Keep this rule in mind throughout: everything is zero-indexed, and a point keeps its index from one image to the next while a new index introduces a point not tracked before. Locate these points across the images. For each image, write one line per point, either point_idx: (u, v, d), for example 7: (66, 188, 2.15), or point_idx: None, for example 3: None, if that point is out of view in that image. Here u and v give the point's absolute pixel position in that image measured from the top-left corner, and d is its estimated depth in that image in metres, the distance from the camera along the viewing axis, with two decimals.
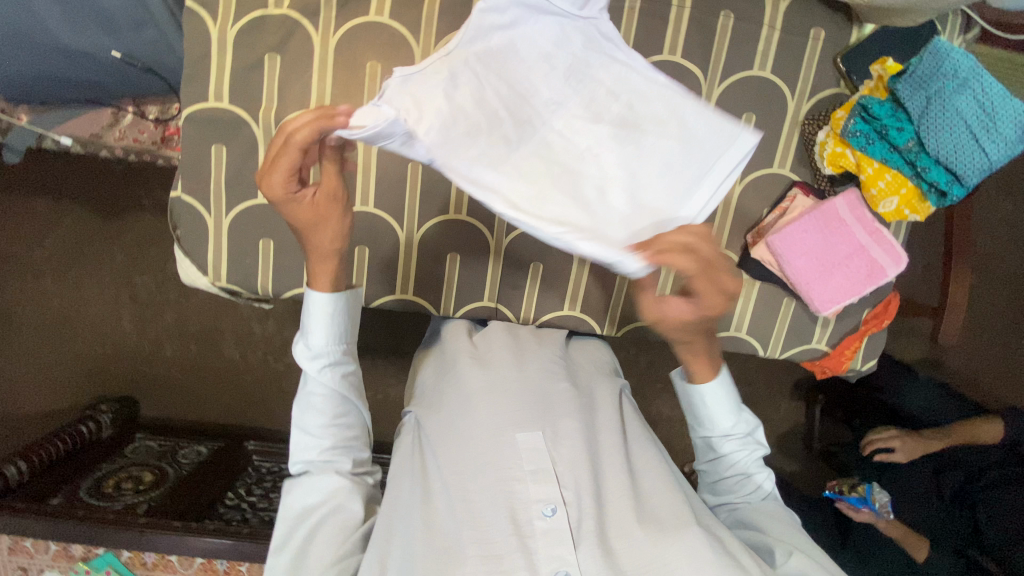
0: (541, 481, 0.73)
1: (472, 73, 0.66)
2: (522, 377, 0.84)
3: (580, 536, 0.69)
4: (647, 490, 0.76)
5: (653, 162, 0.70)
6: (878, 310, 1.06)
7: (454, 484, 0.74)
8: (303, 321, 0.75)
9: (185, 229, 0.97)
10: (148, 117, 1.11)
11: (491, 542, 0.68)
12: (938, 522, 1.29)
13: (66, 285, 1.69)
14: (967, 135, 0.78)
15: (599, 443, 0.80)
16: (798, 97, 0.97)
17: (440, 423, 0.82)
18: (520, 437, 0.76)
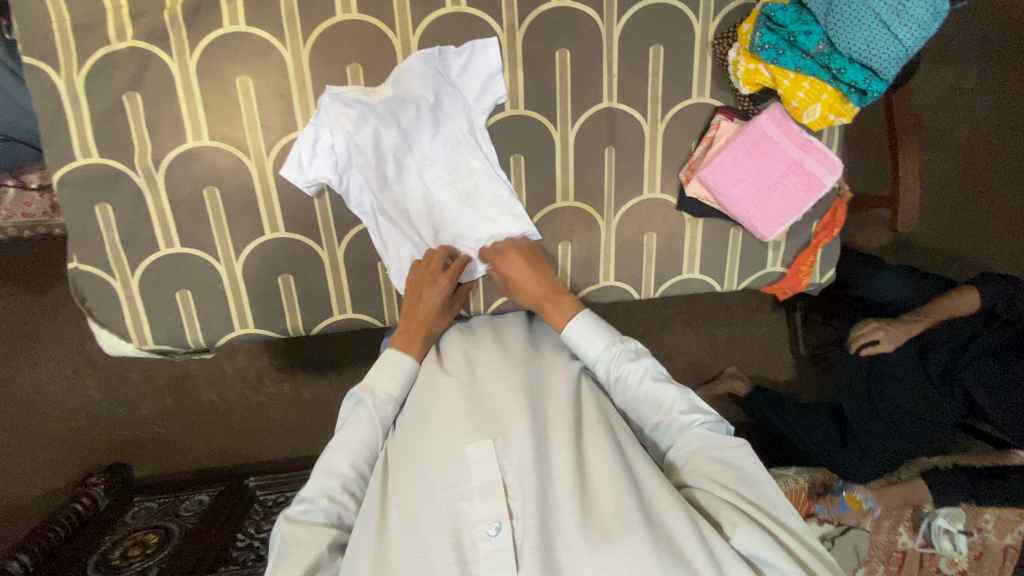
0: (486, 497, 0.68)
1: (369, 126, 0.88)
2: (474, 382, 0.79)
3: (523, 555, 0.63)
4: (597, 488, 0.69)
5: (476, 222, 0.95)
6: (826, 220, 1.04)
7: (408, 512, 0.71)
8: (381, 367, 0.84)
9: (94, 299, 0.91)
10: (31, 186, 1.01)
11: (433, 572, 0.64)
12: (930, 402, 1.30)
13: (15, 370, 1.62)
14: (876, 24, 0.73)
15: (550, 439, 0.73)
16: (703, 17, 0.91)
17: (401, 447, 0.79)
18: (468, 449, 0.71)
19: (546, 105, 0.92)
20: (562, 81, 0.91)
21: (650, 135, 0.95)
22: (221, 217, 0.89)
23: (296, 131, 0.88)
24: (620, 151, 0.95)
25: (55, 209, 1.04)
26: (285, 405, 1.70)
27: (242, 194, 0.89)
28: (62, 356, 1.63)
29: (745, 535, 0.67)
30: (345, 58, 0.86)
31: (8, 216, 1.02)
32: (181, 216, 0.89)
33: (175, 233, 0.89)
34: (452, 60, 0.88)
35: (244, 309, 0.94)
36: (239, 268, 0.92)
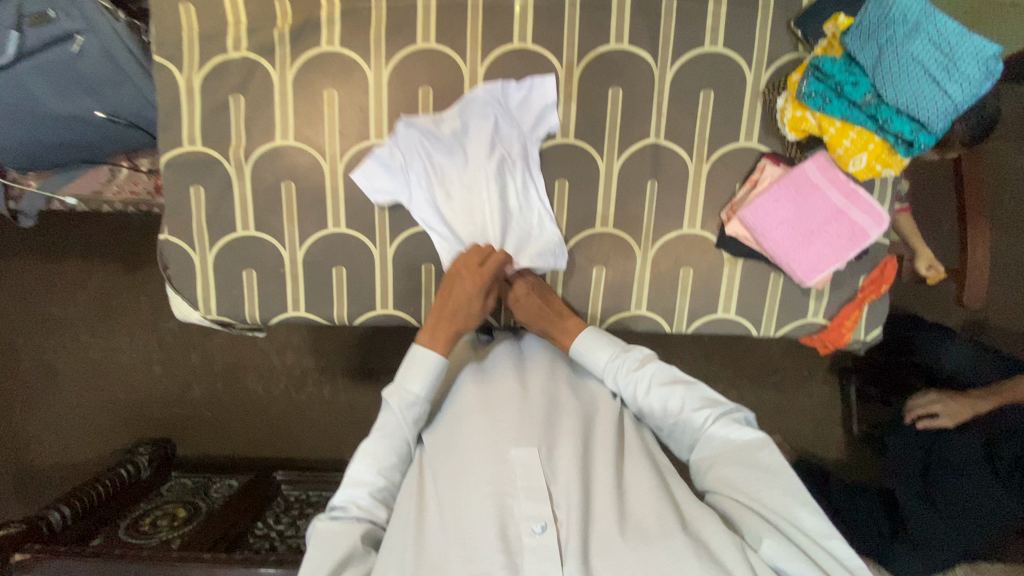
0: (533, 498, 0.72)
1: (435, 145, 0.97)
2: (524, 394, 0.84)
3: (567, 553, 0.67)
4: (633, 504, 0.73)
5: (518, 239, 0.99)
6: (874, 276, 1.01)
7: (450, 500, 0.74)
8: (409, 369, 0.86)
9: (175, 268, 1.03)
10: (142, 169, 1.20)
11: (477, 559, 0.67)
12: (988, 493, 1.18)
13: (95, 337, 1.79)
14: (925, 79, 0.74)
15: (592, 457, 0.78)
16: (756, 67, 0.95)
17: (442, 443, 0.83)
18: (514, 452, 0.76)
19: (596, 136, 0.98)
20: (613, 116, 0.97)
21: (694, 174, 0.99)
22: (292, 208, 1.00)
23: (368, 139, 0.98)
24: (663, 185, 0.99)
25: (157, 190, 1.20)
26: (322, 406, 1.79)
27: (313, 190, 1.00)
28: (136, 329, 1.79)
29: (770, 548, 0.69)
30: (419, 81, 0.96)
31: (119, 193, 1.18)
32: (259, 204, 1.00)
33: (252, 218, 1.01)
34: (513, 94, 0.96)
35: (298, 294, 1.03)
36: (301, 256, 1.02)
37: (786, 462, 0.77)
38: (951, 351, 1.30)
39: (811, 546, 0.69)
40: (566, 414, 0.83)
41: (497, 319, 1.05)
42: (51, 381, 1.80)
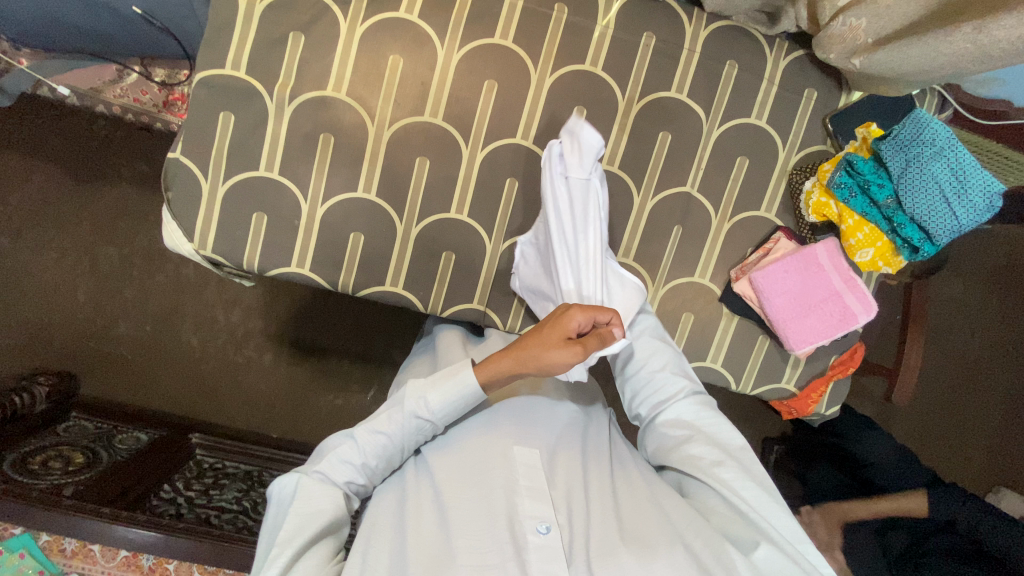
0: (536, 498, 0.70)
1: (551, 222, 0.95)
2: (523, 403, 0.85)
3: (573, 556, 0.65)
4: (629, 513, 0.71)
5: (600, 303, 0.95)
6: (844, 357, 1.11)
7: (448, 493, 0.72)
8: (438, 375, 0.76)
9: (178, 192, 0.95)
10: (154, 79, 1.10)
11: (485, 554, 0.65)
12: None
13: (19, 243, 1.57)
14: (940, 199, 0.84)
15: (589, 466, 0.78)
16: (789, 148, 1.04)
17: (441, 443, 0.81)
18: (518, 452, 0.75)
19: (638, 172, 1.02)
20: (657, 157, 1.02)
21: (716, 230, 1.05)
22: (324, 162, 0.96)
23: (421, 115, 0.96)
24: (686, 233, 1.05)
25: (165, 106, 1.15)
26: (261, 373, 1.65)
27: (350, 149, 0.96)
28: (72, 246, 1.59)
29: (760, 548, 0.67)
30: (486, 73, 0.96)
31: (121, 96, 1.14)
32: (290, 150, 0.95)
33: (278, 161, 0.95)
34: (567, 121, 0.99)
35: (306, 250, 0.99)
36: (320, 213, 0.97)
37: (757, 461, 0.78)
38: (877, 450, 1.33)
39: (790, 549, 0.68)
40: (564, 427, 0.84)
41: (502, 322, 1.05)
42: None
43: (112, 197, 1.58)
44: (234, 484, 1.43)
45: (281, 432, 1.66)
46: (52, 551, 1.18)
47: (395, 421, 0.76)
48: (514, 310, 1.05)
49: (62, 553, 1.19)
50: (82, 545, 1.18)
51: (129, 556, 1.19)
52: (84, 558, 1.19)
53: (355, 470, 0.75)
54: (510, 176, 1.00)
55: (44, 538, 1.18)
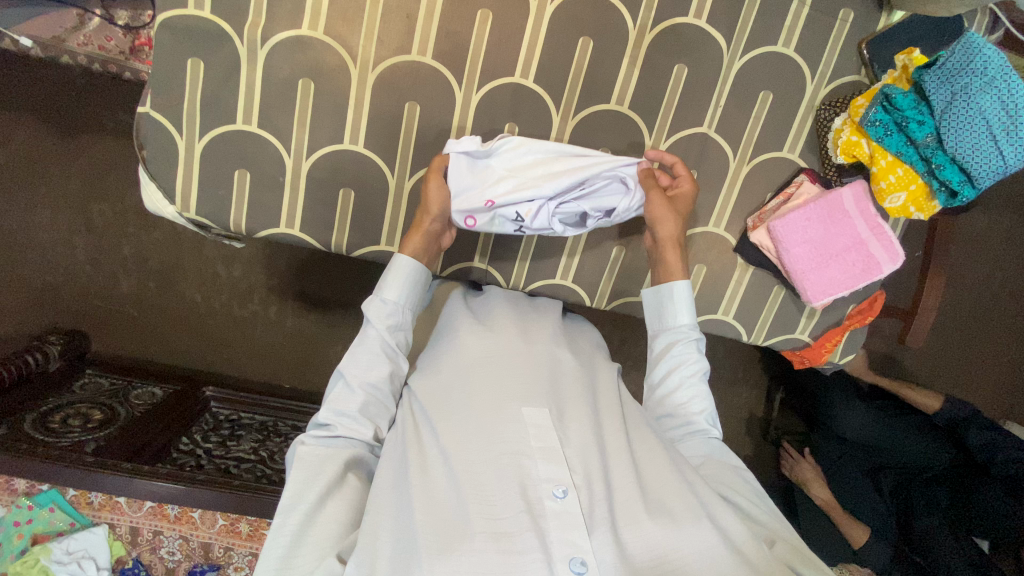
0: (550, 459, 0.64)
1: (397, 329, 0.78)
2: (526, 351, 0.75)
3: (595, 522, 0.60)
4: (650, 480, 0.66)
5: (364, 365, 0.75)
6: (863, 306, 1.06)
7: (455, 454, 0.65)
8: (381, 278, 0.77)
9: (153, 150, 0.89)
10: (117, 23, 1.01)
11: (499, 519, 0.60)
12: (873, 510, 1.28)
13: (6, 202, 1.51)
14: (987, 137, 0.75)
15: (602, 421, 0.71)
16: (818, 80, 0.93)
17: (437, 389, 0.73)
18: (526, 412, 0.67)
19: (649, 112, 0.93)
20: (672, 95, 0.92)
21: (733, 174, 0.97)
22: (305, 112, 0.88)
23: (409, 55, 0.87)
24: (701, 178, 0.97)
25: (132, 52, 1.03)
26: (265, 328, 1.63)
27: (333, 97, 0.88)
28: (60, 204, 1.53)
29: (781, 547, 0.66)
30: (479, 2, 0.86)
31: (84, 44, 1.01)
32: (268, 99, 0.87)
33: (255, 113, 0.87)
34: (571, 56, 0.89)
35: (295, 209, 0.93)
36: (305, 168, 0.91)
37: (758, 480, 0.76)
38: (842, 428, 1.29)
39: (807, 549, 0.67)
40: (570, 376, 0.75)
41: (504, 279, 1.01)
42: None
43: (94, 152, 1.50)
44: (250, 434, 1.44)
45: (292, 382, 1.67)
46: (81, 504, 1.21)
47: (376, 349, 0.74)
48: (516, 267, 1.00)
49: (91, 505, 1.22)
50: (108, 498, 1.21)
51: (155, 506, 1.22)
52: (112, 510, 1.22)
53: (355, 422, 0.71)
54: (509, 121, 0.92)
55: (71, 493, 1.20)
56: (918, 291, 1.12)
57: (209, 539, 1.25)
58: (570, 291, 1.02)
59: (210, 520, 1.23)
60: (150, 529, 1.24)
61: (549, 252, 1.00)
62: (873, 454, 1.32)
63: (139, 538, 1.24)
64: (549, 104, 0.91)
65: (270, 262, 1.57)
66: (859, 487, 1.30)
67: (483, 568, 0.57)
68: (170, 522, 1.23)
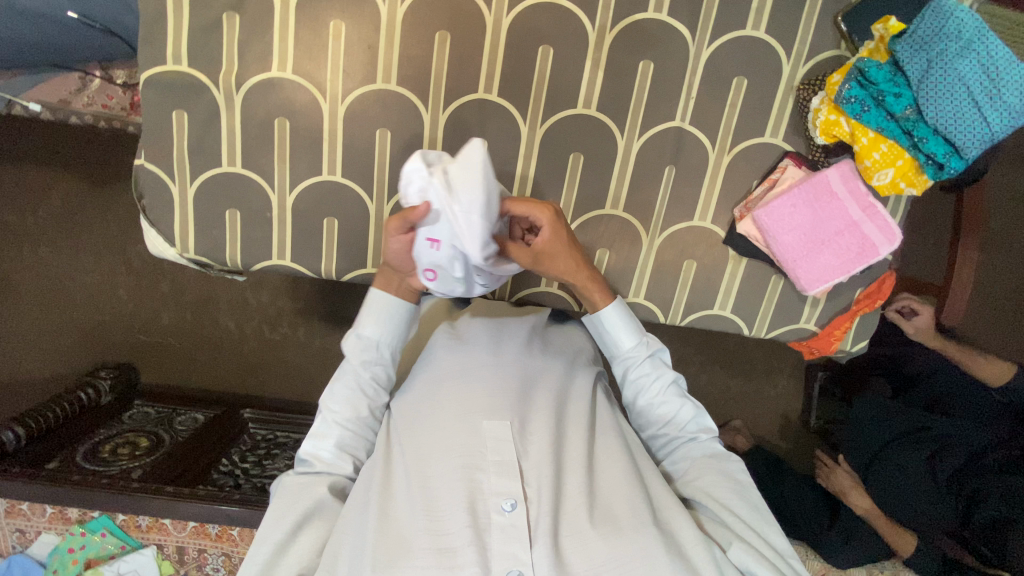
0: (504, 473, 0.66)
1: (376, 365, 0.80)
2: (495, 363, 0.77)
3: (537, 534, 0.62)
4: (603, 488, 0.68)
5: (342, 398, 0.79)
6: (871, 289, 1.01)
7: (415, 471, 0.67)
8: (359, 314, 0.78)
9: (151, 198, 0.95)
10: (116, 81, 1.09)
11: (445, 533, 0.61)
12: (926, 499, 1.20)
13: (52, 252, 1.65)
14: (968, 104, 0.71)
15: (565, 432, 0.73)
16: (794, 59, 0.90)
17: (410, 407, 0.76)
18: (487, 425, 0.69)
19: (618, 112, 0.92)
20: (640, 92, 0.91)
21: (714, 165, 0.95)
22: (285, 149, 0.92)
23: (375, 83, 0.90)
24: (680, 172, 0.95)
25: (132, 107, 1.12)
26: (296, 349, 1.70)
27: (308, 132, 0.92)
28: (97, 250, 1.65)
29: (736, 550, 0.66)
30: (437, 24, 0.87)
31: (88, 104, 1.11)
32: (248, 140, 0.92)
33: (239, 155, 0.93)
34: (533, 64, 0.90)
35: (285, 241, 0.98)
36: (290, 202, 0.95)
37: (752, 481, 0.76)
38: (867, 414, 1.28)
39: (771, 556, 0.67)
40: (540, 386, 0.76)
41: (491, 291, 1.02)
42: (4, 295, 1.67)
43: (123, 199, 1.62)
44: (283, 452, 1.51)
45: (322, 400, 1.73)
46: (130, 528, 1.31)
47: (354, 388, 0.78)
48: (501, 278, 1.01)
49: (139, 528, 1.31)
50: (154, 520, 1.30)
51: (196, 526, 1.30)
52: (159, 531, 1.31)
53: (334, 456, 0.76)
54: (478, 136, 0.93)
55: (120, 518, 1.30)
56: (947, 267, 1.05)
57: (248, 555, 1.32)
58: (558, 298, 1.02)
59: (247, 536, 1.30)
60: (195, 547, 1.32)
61: None
62: (927, 440, 1.23)
63: (184, 557, 1.33)
64: (516, 115, 0.92)
65: (288, 287, 1.65)
66: (903, 475, 1.22)
67: None
68: (212, 540, 1.31)
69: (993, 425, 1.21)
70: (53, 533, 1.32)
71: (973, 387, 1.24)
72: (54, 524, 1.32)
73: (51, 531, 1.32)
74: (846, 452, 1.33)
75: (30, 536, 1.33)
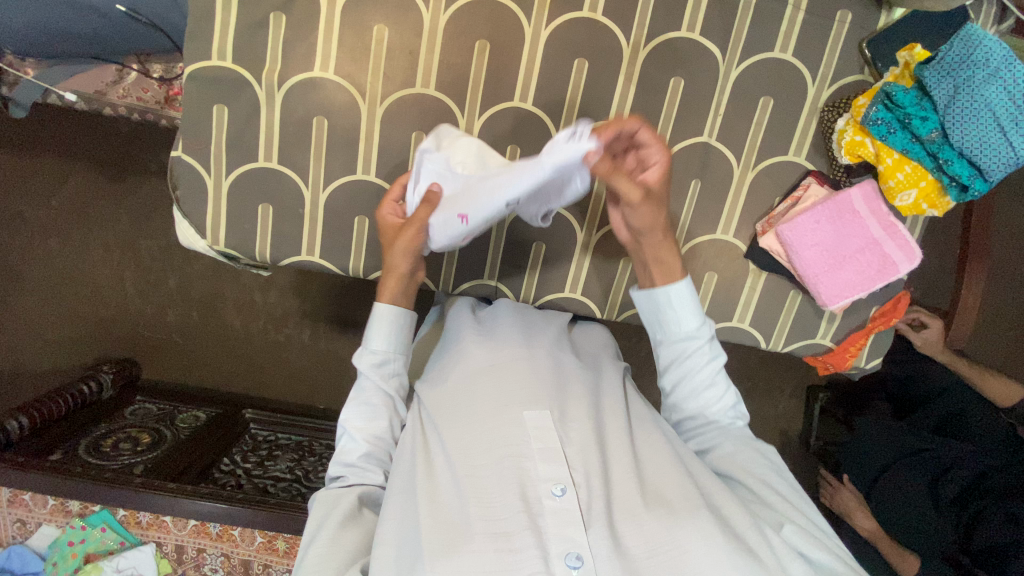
0: (549, 461, 0.67)
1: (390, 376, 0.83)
2: (530, 357, 0.78)
3: (591, 518, 0.63)
4: (649, 473, 0.69)
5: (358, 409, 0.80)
6: (886, 308, 1.03)
7: (460, 458, 0.68)
8: (368, 329, 0.82)
9: (185, 190, 0.96)
10: (152, 75, 1.11)
11: (499, 520, 0.62)
12: (925, 523, 1.21)
13: (65, 243, 1.65)
14: (994, 128, 0.74)
15: (604, 424, 0.74)
16: (819, 82, 0.93)
17: (443, 396, 0.77)
18: (529, 415, 0.70)
19: (649, 125, 0.95)
20: (670, 107, 0.94)
21: (738, 181, 0.97)
22: (321, 147, 0.94)
23: (413, 87, 0.92)
24: (705, 187, 0.98)
25: (167, 102, 1.15)
26: (301, 350, 1.69)
27: (345, 131, 0.94)
28: (110, 242, 1.65)
29: (790, 531, 0.66)
30: (477, 33, 0.90)
31: (123, 96, 1.14)
32: (286, 137, 0.94)
33: (275, 150, 0.94)
34: (568, 77, 0.92)
35: (314, 237, 0.99)
36: (323, 199, 0.97)
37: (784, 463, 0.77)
38: (869, 433, 1.30)
39: (818, 531, 0.68)
40: (573, 378, 0.78)
41: (515, 294, 1.04)
42: (14, 284, 1.66)
43: (140, 192, 1.62)
44: (286, 453, 1.49)
45: (326, 402, 1.73)
46: (130, 523, 1.29)
47: (375, 399, 0.80)
48: (526, 282, 1.03)
49: (139, 524, 1.29)
50: (155, 517, 1.28)
51: (197, 524, 1.28)
52: (158, 528, 1.29)
53: (363, 465, 0.78)
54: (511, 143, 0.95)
55: (120, 513, 1.28)
56: (955, 289, 1.07)
57: (248, 556, 1.30)
58: (581, 304, 1.04)
59: (249, 537, 1.28)
60: (194, 547, 1.30)
61: (557, 267, 1.02)
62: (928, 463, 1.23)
63: (184, 555, 1.31)
64: (549, 123, 0.94)
65: (300, 287, 1.64)
66: (901, 497, 1.23)
67: (482, 565, 0.59)
68: (213, 540, 1.29)
69: (997, 447, 1.21)
70: (53, 526, 1.30)
71: (985, 410, 1.25)
72: (54, 516, 1.30)
73: (51, 524, 1.30)
74: (848, 469, 1.34)
75: (29, 528, 1.31)
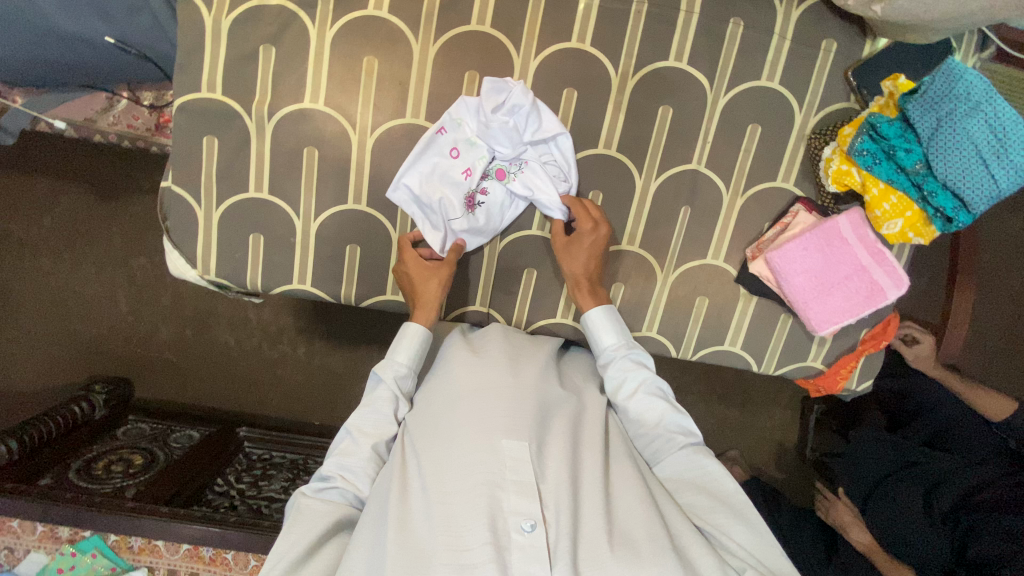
0: (523, 494, 0.67)
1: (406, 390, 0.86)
2: (514, 383, 0.79)
3: (557, 556, 0.63)
4: (621, 510, 0.70)
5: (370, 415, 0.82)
6: (875, 331, 1.04)
7: (434, 486, 0.68)
8: (397, 340, 0.86)
9: (176, 220, 0.96)
10: (143, 103, 1.10)
11: (466, 549, 0.62)
12: (920, 536, 1.20)
13: (57, 264, 1.64)
14: (976, 161, 0.75)
15: (580, 457, 0.75)
16: (806, 110, 0.94)
17: (427, 423, 0.77)
18: (507, 445, 0.70)
19: (638, 153, 0.95)
20: (658, 136, 0.95)
21: (727, 207, 0.98)
22: (312, 177, 0.94)
23: (404, 117, 0.92)
24: (695, 213, 0.98)
25: (158, 129, 1.14)
26: (294, 368, 1.69)
27: (336, 161, 0.94)
28: (102, 262, 1.64)
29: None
30: (466, 64, 0.91)
31: (115, 124, 1.13)
32: (276, 167, 0.94)
33: (266, 181, 0.94)
34: (558, 107, 0.93)
35: (306, 266, 0.99)
36: (314, 228, 0.97)
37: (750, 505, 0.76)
38: (864, 446, 1.31)
39: None
40: (555, 410, 0.79)
41: (507, 320, 1.04)
42: (5, 305, 1.65)
43: (131, 213, 1.61)
44: (280, 474, 1.48)
45: (320, 421, 1.72)
46: (121, 548, 1.27)
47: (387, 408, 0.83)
48: (518, 309, 1.03)
49: (131, 549, 1.27)
50: (147, 542, 1.26)
51: (190, 549, 1.27)
52: (151, 553, 1.27)
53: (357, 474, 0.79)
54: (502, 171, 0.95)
55: (112, 538, 1.27)
56: (944, 310, 1.08)
57: None
58: (573, 329, 1.04)
59: (241, 561, 1.27)
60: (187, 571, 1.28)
61: (549, 293, 1.02)
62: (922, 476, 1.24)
63: None
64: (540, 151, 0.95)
65: (293, 306, 1.64)
66: (896, 508, 1.23)
67: None
68: (205, 564, 1.28)
69: (989, 460, 1.22)
70: (42, 552, 1.29)
71: (975, 424, 1.25)
72: (44, 543, 1.28)
73: (40, 550, 1.28)
74: (843, 483, 1.35)
75: (19, 555, 1.29)
